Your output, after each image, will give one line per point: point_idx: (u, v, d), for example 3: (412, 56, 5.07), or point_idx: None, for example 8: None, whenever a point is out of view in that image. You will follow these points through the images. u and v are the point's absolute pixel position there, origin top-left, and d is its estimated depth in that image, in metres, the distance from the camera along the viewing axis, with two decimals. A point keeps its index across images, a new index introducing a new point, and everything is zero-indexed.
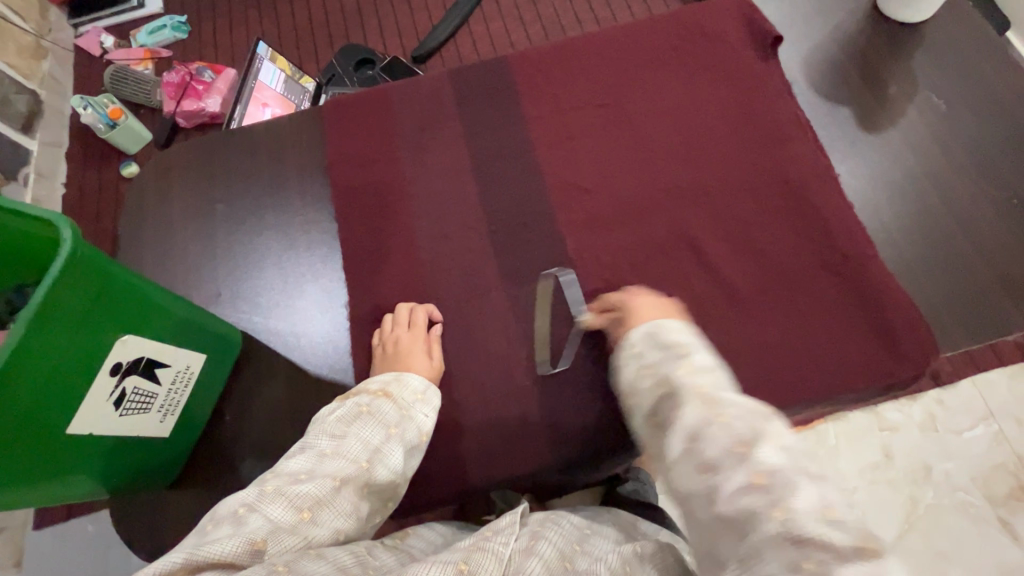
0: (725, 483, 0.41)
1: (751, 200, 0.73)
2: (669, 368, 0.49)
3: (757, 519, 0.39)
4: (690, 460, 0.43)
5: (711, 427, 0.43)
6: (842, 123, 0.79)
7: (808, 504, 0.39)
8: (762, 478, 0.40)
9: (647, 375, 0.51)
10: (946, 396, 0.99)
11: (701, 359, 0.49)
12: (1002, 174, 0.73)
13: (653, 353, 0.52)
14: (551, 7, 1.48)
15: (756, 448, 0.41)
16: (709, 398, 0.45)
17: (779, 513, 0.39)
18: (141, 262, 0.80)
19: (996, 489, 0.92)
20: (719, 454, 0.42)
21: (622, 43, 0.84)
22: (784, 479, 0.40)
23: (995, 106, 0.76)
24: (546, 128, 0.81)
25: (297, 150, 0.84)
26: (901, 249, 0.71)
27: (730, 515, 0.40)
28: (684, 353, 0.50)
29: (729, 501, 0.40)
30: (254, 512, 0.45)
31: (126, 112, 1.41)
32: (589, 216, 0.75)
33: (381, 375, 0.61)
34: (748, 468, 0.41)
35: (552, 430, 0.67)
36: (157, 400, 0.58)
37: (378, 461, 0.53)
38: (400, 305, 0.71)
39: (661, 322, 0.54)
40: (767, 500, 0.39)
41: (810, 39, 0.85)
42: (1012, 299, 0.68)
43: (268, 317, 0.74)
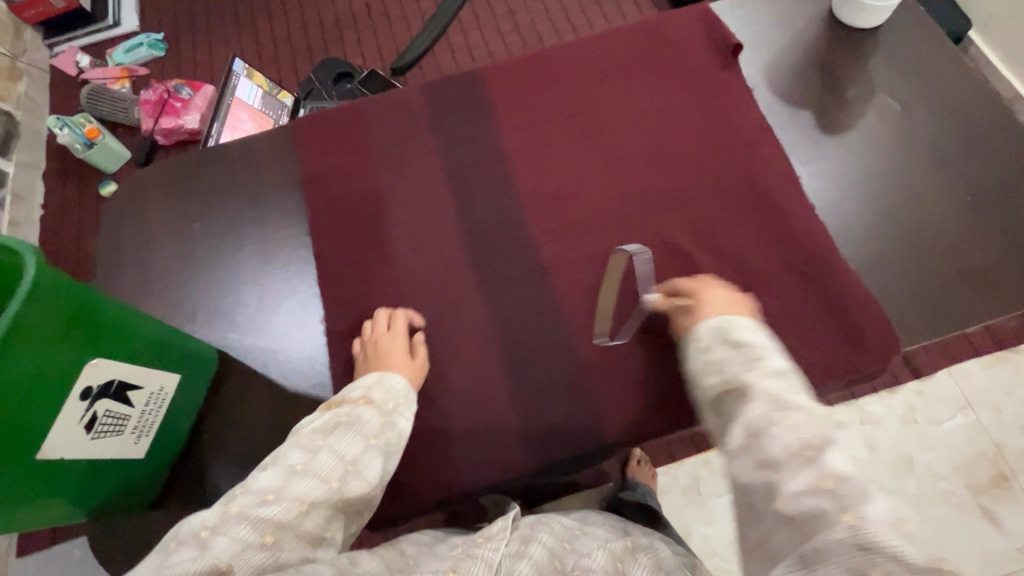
0: (789, 481, 0.39)
1: (718, 204, 0.75)
2: (739, 369, 0.48)
3: (823, 523, 0.37)
4: (752, 456, 0.42)
5: (777, 427, 0.42)
6: (805, 125, 0.81)
7: (881, 514, 0.36)
8: (830, 481, 0.38)
9: (711, 369, 0.51)
10: (925, 388, 1.01)
11: (774, 362, 0.48)
12: (961, 171, 0.75)
13: (718, 348, 0.52)
14: (527, 17, 1.52)
15: (826, 451, 0.39)
16: (780, 398, 0.44)
17: (847, 517, 0.36)
18: (118, 282, 0.80)
19: (977, 477, 0.95)
20: (785, 454, 0.40)
21: (588, 54, 0.86)
22: (853, 485, 0.37)
23: (951, 104, 0.79)
24: (518, 138, 0.82)
25: (270, 166, 0.84)
26: (865, 247, 0.72)
27: (792, 515, 0.38)
28: (756, 354, 0.49)
29: (793, 499, 0.39)
30: (219, 534, 0.43)
31: (104, 130, 1.41)
32: (561, 224, 0.76)
33: (361, 383, 0.63)
34: (815, 471, 0.39)
35: (529, 439, 0.67)
36: (131, 421, 0.58)
37: (354, 472, 0.53)
38: (381, 309, 0.72)
39: (729, 320, 0.54)
40: (833, 503, 0.37)
41: (771, 44, 0.87)
42: (976, 294, 0.69)
43: (245, 334, 0.74)
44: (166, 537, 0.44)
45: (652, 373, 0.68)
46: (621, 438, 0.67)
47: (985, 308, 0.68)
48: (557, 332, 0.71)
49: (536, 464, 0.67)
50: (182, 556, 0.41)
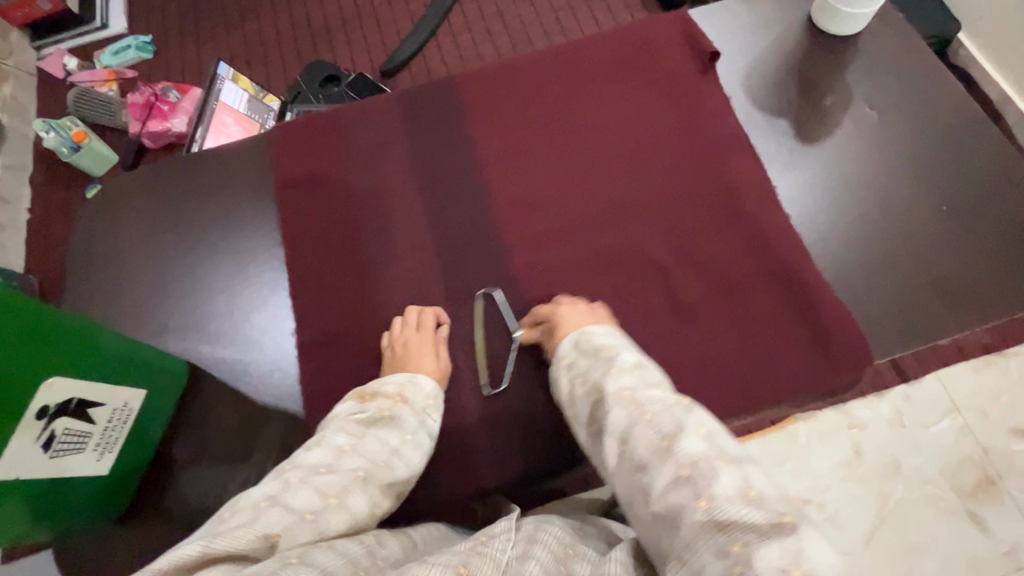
0: (655, 482, 0.43)
1: (693, 214, 0.75)
2: (599, 373, 0.53)
3: (685, 512, 0.40)
4: (626, 464, 0.45)
5: (637, 427, 0.46)
6: (782, 134, 0.80)
7: (727, 489, 0.40)
8: (686, 468, 0.42)
9: (579, 382, 0.55)
10: (913, 391, 1.00)
11: (627, 360, 0.53)
12: (937, 181, 0.74)
13: (582, 361, 0.56)
14: (517, 18, 1.51)
15: (678, 439, 0.43)
16: (632, 399, 0.48)
17: (702, 502, 0.40)
18: (93, 290, 0.79)
19: (964, 481, 0.93)
20: (647, 451, 0.44)
21: (567, 61, 0.86)
22: (703, 467, 0.41)
23: (929, 112, 0.78)
24: (493, 146, 0.81)
25: (245, 175, 0.83)
26: (840, 257, 0.72)
27: (662, 512, 0.41)
28: (610, 356, 0.54)
29: (661, 498, 0.42)
30: (276, 504, 0.45)
31: (90, 134, 1.40)
32: (535, 235, 0.76)
33: (395, 378, 0.64)
34: (672, 462, 0.42)
35: (499, 453, 0.68)
36: (93, 439, 0.58)
37: (392, 462, 0.56)
38: (410, 308, 0.72)
39: (586, 331, 0.59)
40: (691, 490, 0.41)
41: (751, 51, 0.86)
42: (950, 306, 0.69)
43: (215, 346, 0.74)
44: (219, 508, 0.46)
45: None
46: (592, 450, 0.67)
47: (959, 320, 0.68)
48: (529, 345, 0.71)
49: (506, 474, 0.68)
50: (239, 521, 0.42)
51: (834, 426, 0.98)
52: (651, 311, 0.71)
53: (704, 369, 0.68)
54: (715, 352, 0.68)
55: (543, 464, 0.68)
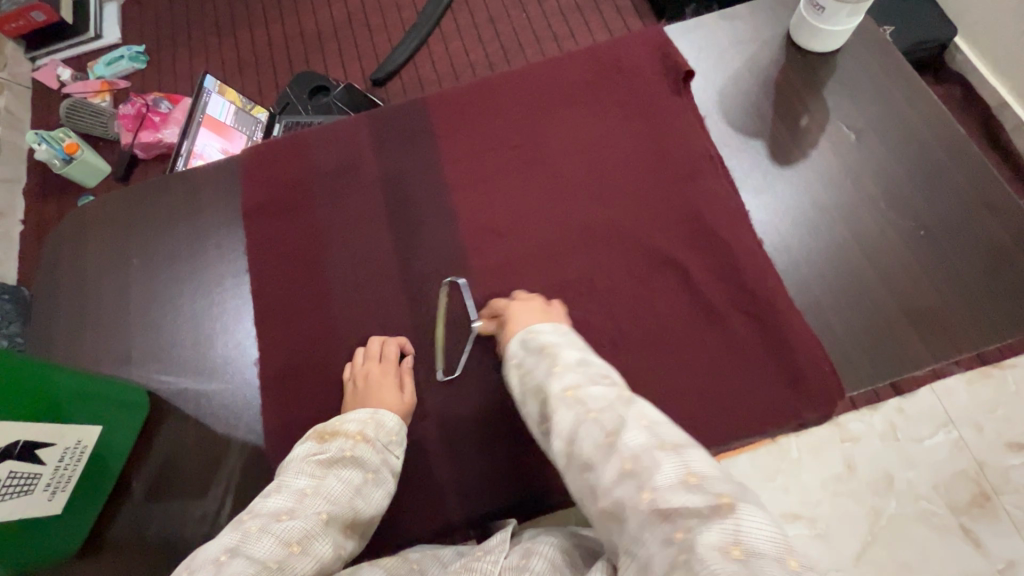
0: (601, 477, 0.45)
1: (663, 239, 0.73)
2: (545, 376, 0.55)
3: (631, 504, 0.42)
4: (575, 462, 0.47)
5: (583, 425, 0.48)
6: (757, 155, 0.79)
7: (667, 475, 0.42)
8: (629, 463, 0.44)
9: (526, 381, 0.56)
10: (907, 404, 0.91)
11: (569, 360, 0.55)
12: (911, 206, 0.73)
13: (526, 359, 0.58)
14: (509, 25, 1.50)
15: (620, 436, 0.45)
16: (575, 397, 0.50)
17: (646, 494, 0.42)
18: (73, 314, 0.80)
19: (959, 497, 0.84)
20: (593, 448, 0.46)
21: (541, 80, 0.84)
22: (645, 458, 0.43)
23: (907, 134, 0.77)
24: (462, 170, 0.80)
25: (212, 202, 0.83)
26: (812, 284, 0.71)
27: (610, 505, 0.44)
28: (554, 356, 0.56)
29: (609, 492, 0.44)
30: (237, 556, 0.45)
31: (83, 146, 1.39)
32: (503, 261, 0.75)
33: (356, 416, 0.62)
34: (617, 457, 0.44)
35: (461, 488, 0.67)
36: (42, 479, 0.56)
37: (355, 503, 0.55)
38: (372, 339, 0.71)
39: (532, 329, 0.60)
40: (636, 482, 0.42)
41: (728, 68, 0.84)
42: (920, 335, 0.67)
43: (179, 375, 0.74)
44: (182, 564, 0.46)
45: None
46: (555, 483, 0.66)
47: (929, 351, 0.66)
48: (494, 376, 0.70)
49: (467, 509, 0.66)
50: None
51: (826, 438, 0.88)
52: (619, 340, 0.69)
53: (671, 401, 0.66)
54: (683, 383, 0.67)
55: (505, 500, 0.66)
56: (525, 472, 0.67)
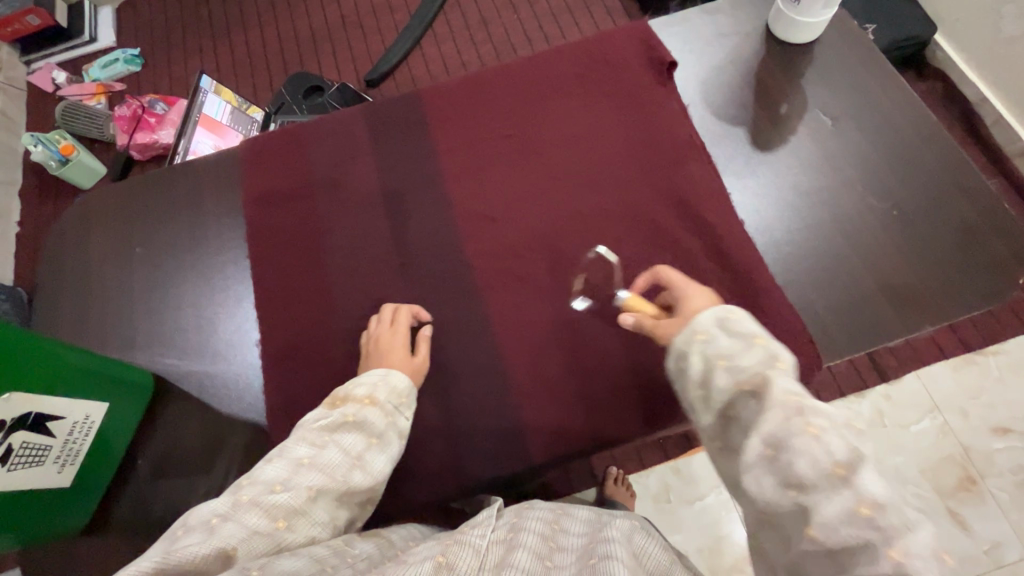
0: (823, 508, 0.38)
1: (649, 222, 0.76)
2: (753, 364, 0.46)
3: (867, 555, 0.37)
4: (776, 472, 0.41)
5: (805, 442, 0.40)
6: (741, 143, 0.82)
7: (925, 545, 0.36)
8: (868, 509, 0.37)
9: (722, 366, 0.48)
10: (893, 391, 1.11)
11: (781, 355, 0.47)
12: (888, 188, 0.77)
13: (724, 340, 0.49)
14: (501, 26, 1.54)
15: (857, 473, 0.38)
16: (798, 405, 0.42)
17: (891, 553, 0.36)
18: (74, 303, 0.82)
19: (944, 481, 1.03)
20: (816, 475, 0.39)
21: (530, 73, 0.87)
22: (892, 511, 0.37)
23: (883, 122, 0.80)
24: (456, 161, 0.83)
25: (214, 193, 0.85)
26: (793, 264, 0.74)
27: (829, 543, 0.38)
28: (764, 347, 0.47)
29: (827, 528, 0.38)
30: (229, 521, 0.47)
31: (79, 147, 1.41)
32: (497, 245, 0.78)
33: (366, 379, 0.64)
34: (853, 496, 0.38)
35: (457, 464, 0.69)
36: (52, 451, 0.61)
37: (354, 472, 0.56)
38: (386, 306, 0.74)
39: (730, 310, 0.51)
40: (877, 536, 0.36)
41: (711, 60, 0.88)
42: (897, 310, 0.70)
43: (181, 357, 0.76)
44: (174, 525, 0.47)
45: (579, 391, 0.70)
46: (548, 457, 0.69)
47: (906, 325, 0.69)
48: (489, 355, 0.73)
49: (464, 482, 0.69)
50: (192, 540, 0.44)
51: None
52: (609, 320, 0.72)
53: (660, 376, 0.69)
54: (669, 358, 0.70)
55: (499, 473, 0.69)
56: (519, 444, 0.69)
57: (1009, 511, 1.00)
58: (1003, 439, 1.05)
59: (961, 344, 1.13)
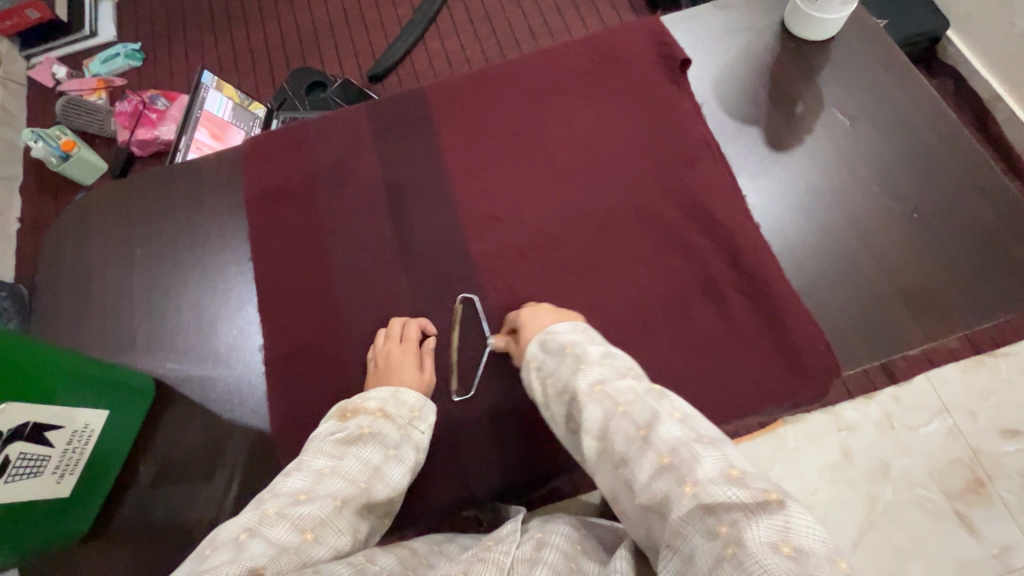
0: (639, 473, 0.45)
1: (660, 224, 0.75)
2: (572, 372, 0.55)
3: (672, 498, 0.42)
4: (608, 458, 0.48)
5: (614, 421, 0.48)
6: (753, 142, 0.80)
7: (709, 471, 0.42)
8: (666, 457, 0.44)
9: (549, 385, 0.56)
10: (901, 393, 1.09)
11: (593, 353, 0.56)
12: (904, 189, 0.75)
13: (548, 363, 0.58)
14: (505, 21, 1.51)
15: (654, 430, 0.46)
16: (604, 395, 0.50)
17: (687, 486, 0.41)
18: (74, 304, 0.80)
19: (953, 484, 1.01)
20: (626, 444, 0.47)
21: (537, 69, 0.85)
22: (683, 453, 0.44)
23: (899, 121, 0.78)
24: (462, 159, 0.81)
25: (215, 193, 0.84)
26: (807, 267, 0.72)
27: (649, 501, 0.44)
28: (579, 353, 0.56)
29: (646, 488, 0.44)
30: (256, 536, 0.45)
31: (80, 142, 1.39)
32: (503, 246, 0.76)
33: (376, 394, 0.64)
34: (653, 452, 0.45)
35: (461, 471, 0.68)
36: (52, 461, 0.59)
37: (374, 484, 0.56)
38: (393, 321, 0.72)
39: (550, 331, 0.60)
40: (674, 476, 0.42)
41: (723, 57, 0.85)
42: (912, 313, 0.69)
43: (182, 361, 0.75)
44: (199, 544, 0.45)
45: None
46: (554, 464, 0.67)
47: (922, 329, 0.67)
48: (495, 359, 0.71)
49: (469, 490, 0.67)
50: (221, 558, 0.42)
51: (823, 428, 1.07)
52: (619, 323, 0.71)
53: (670, 381, 0.68)
54: (680, 363, 0.68)
55: (505, 481, 0.68)
56: (526, 452, 0.68)
57: (1018, 514, 0.99)
58: (1014, 441, 1.03)
59: (970, 346, 1.11)
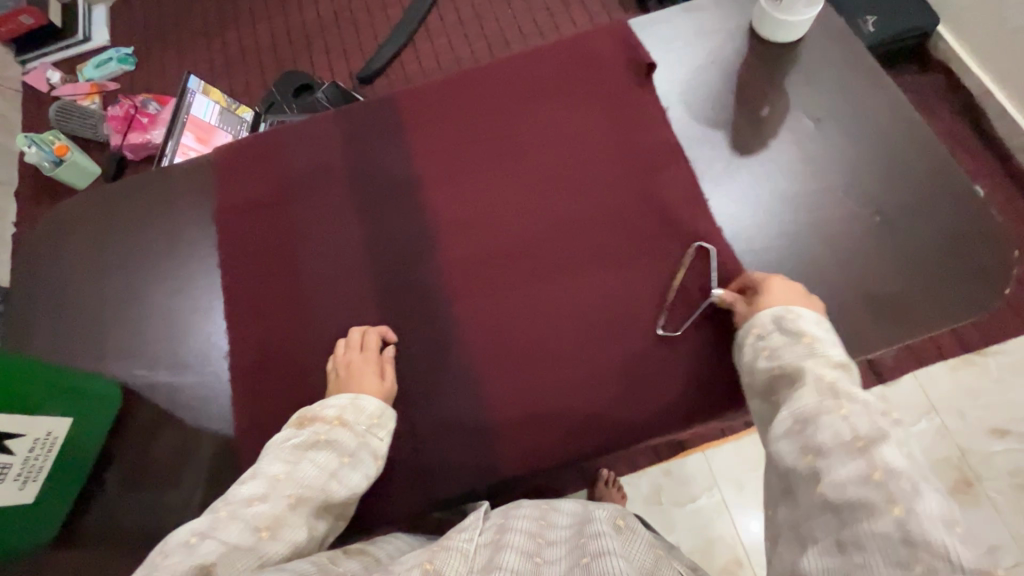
0: (835, 469, 0.43)
1: (625, 230, 0.75)
2: (799, 358, 0.53)
3: (868, 510, 0.40)
4: (800, 440, 0.47)
5: (829, 416, 0.46)
6: (719, 146, 0.80)
7: (930, 510, 0.38)
8: (878, 472, 0.41)
9: (769, 359, 0.56)
10: (890, 392, 1.08)
11: (835, 354, 0.53)
12: (870, 193, 0.74)
13: (779, 339, 0.56)
14: (495, 21, 1.51)
15: (876, 444, 0.43)
16: (831, 388, 0.48)
17: (891, 510, 0.39)
18: (50, 312, 0.81)
19: (940, 483, 1.01)
20: (834, 443, 0.44)
21: (507, 74, 0.85)
22: (904, 478, 0.40)
23: (867, 123, 0.78)
24: (429, 166, 0.82)
25: (187, 202, 0.85)
26: (773, 271, 0.72)
27: (834, 499, 0.42)
28: (814, 346, 0.54)
29: (834, 485, 0.42)
30: (208, 537, 0.46)
31: (73, 148, 1.40)
32: (469, 253, 0.76)
33: (335, 402, 0.64)
34: (865, 461, 0.42)
35: (426, 478, 0.68)
36: (12, 469, 0.59)
37: (330, 486, 0.56)
38: (354, 329, 0.72)
39: (792, 310, 0.58)
40: (879, 493, 0.40)
41: (693, 60, 0.85)
42: (875, 319, 0.69)
43: (153, 369, 0.76)
44: (153, 548, 0.46)
45: (551, 403, 0.69)
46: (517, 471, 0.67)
47: (884, 335, 0.68)
48: (459, 366, 0.72)
49: (433, 495, 0.68)
50: (173, 557, 0.43)
51: None
52: (584, 331, 0.71)
53: (632, 388, 0.68)
54: (641, 370, 0.69)
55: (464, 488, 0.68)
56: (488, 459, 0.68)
57: (1006, 513, 0.98)
58: (1002, 441, 1.03)
59: (958, 345, 1.10)
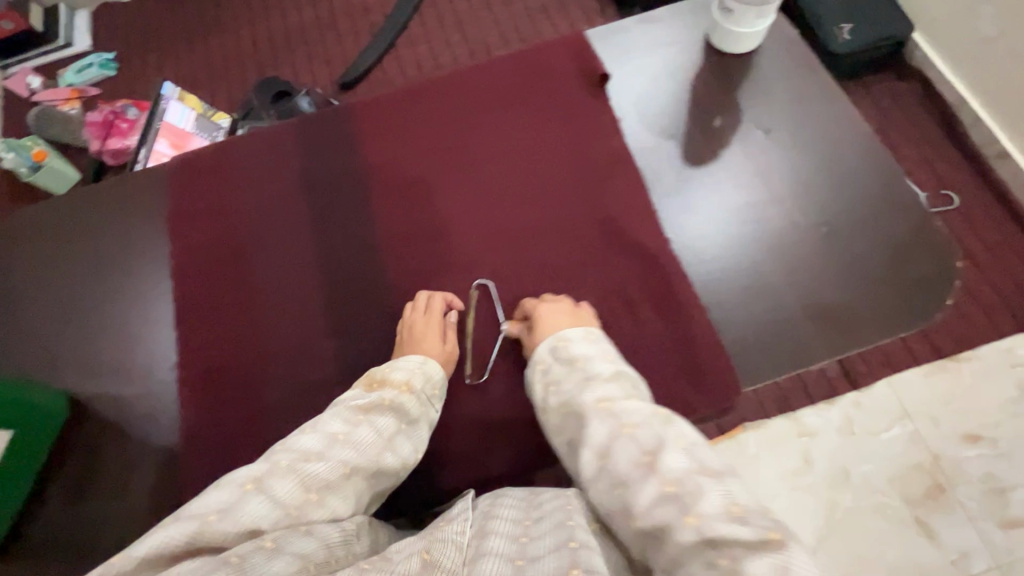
0: (638, 497, 0.44)
1: (575, 241, 0.75)
2: (576, 388, 0.55)
3: (672, 529, 0.42)
4: (606, 477, 0.47)
5: (618, 443, 0.48)
6: (671, 156, 0.80)
7: (712, 501, 0.42)
8: (671, 485, 0.43)
9: (551, 393, 0.57)
10: (864, 398, 1.05)
11: (603, 370, 0.56)
12: (818, 204, 0.75)
13: (556, 367, 0.59)
14: (476, 28, 1.52)
15: (660, 457, 0.45)
16: (606, 411, 0.51)
17: (689, 520, 0.41)
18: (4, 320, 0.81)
19: (913, 490, 0.97)
20: (630, 468, 0.46)
21: (466, 85, 0.86)
22: (690, 484, 0.43)
23: (819, 134, 0.78)
24: (382, 176, 0.82)
25: (144, 210, 0.84)
26: (723, 281, 0.72)
27: (648, 527, 0.43)
28: (586, 368, 0.56)
29: (646, 514, 0.43)
30: (261, 489, 0.46)
31: (51, 153, 1.39)
32: (421, 263, 0.76)
33: (405, 364, 0.63)
34: (658, 479, 0.44)
35: None
36: None
37: (385, 455, 0.55)
38: (422, 291, 0.72)
39: (562, 336, 0.61)
40: (677, 507, 0.42)
41: (651, 71, 0.85)
42: (818, 329, 0.68)
43: (99, 379, 0.75)
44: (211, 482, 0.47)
45: (497, 413, 0.69)
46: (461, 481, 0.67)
47: (827, 346, 0.67)
48: None
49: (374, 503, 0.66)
50: (224, 506, 0.44)
51: (785, 435, 1.03)
52: None
53: None
54: None
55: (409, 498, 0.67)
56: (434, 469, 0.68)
57: (979, 521, 0.94)
58: (976, 447, 0.99)
59: (933, 352, 1.07)
